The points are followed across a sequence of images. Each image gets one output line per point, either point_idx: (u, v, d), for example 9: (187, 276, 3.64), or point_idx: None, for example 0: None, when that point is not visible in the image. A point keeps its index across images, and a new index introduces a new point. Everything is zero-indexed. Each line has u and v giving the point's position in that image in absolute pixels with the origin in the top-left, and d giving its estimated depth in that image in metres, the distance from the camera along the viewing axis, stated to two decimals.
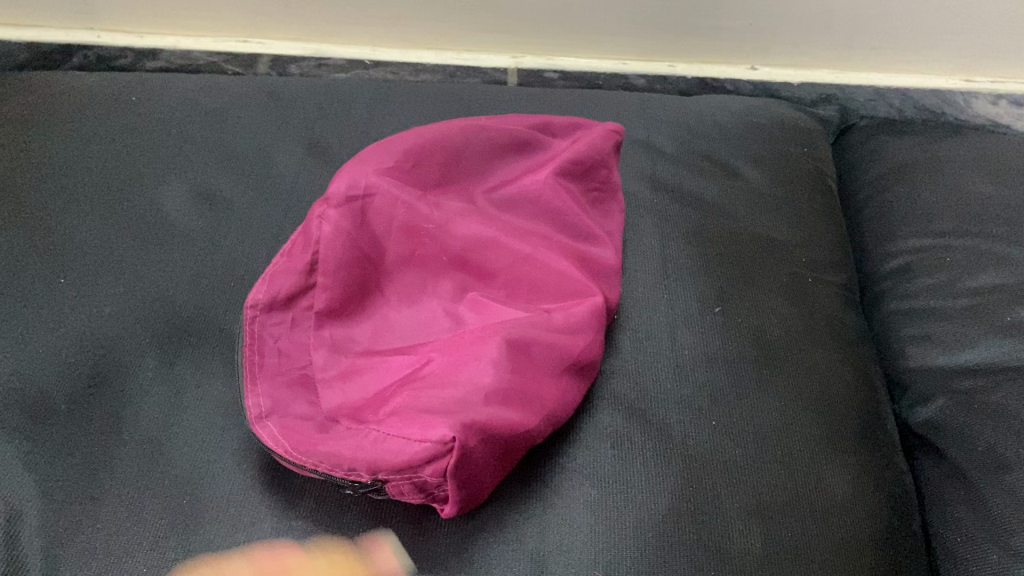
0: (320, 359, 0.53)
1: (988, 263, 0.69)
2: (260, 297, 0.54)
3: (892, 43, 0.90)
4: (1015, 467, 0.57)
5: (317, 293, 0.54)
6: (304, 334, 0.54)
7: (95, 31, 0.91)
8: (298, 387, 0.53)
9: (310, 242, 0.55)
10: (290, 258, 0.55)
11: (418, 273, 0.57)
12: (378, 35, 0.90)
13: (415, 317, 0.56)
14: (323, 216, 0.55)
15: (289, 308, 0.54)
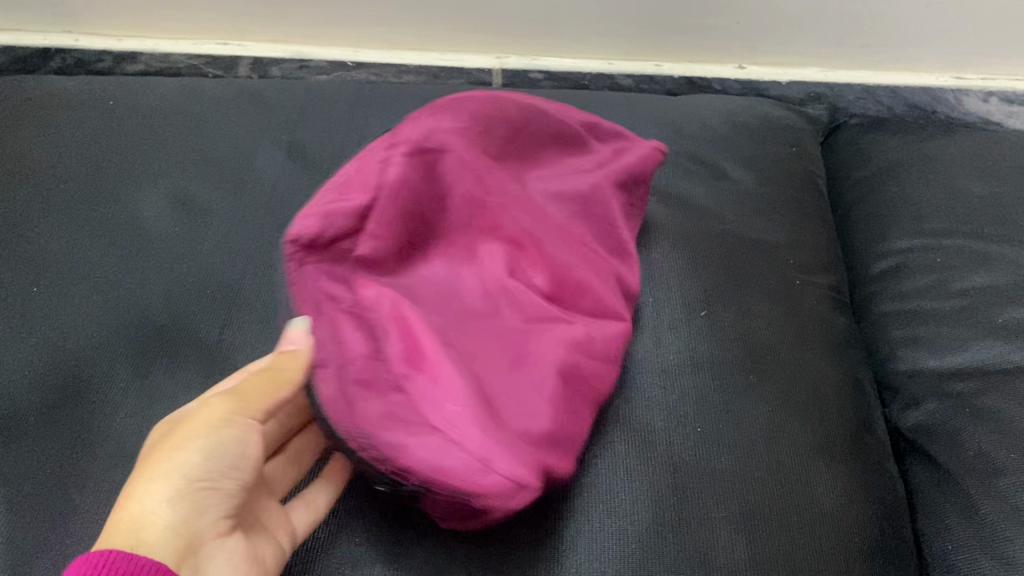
0: (366, 311, 0.48)
1: (979, 263, 0.68)
2: (311, 225, 0.47)
3: (880, 41, 0.89)
4: (1007, 472, 0.55)
5: (368, 238, 0.49)
6: (345, 279, 0.49)
7: (73, 34, 0.90)
8: (344, 329, 0.46)
9: (374, 183, 0.50)
10: (346, 191, 0.49)
11: (465, 250, 0.54)
12: (360, 36, 0.89)
13: (453, 287, 0.53)
14: (393, 160, 0.51)
15: (333, 248, 0.48)
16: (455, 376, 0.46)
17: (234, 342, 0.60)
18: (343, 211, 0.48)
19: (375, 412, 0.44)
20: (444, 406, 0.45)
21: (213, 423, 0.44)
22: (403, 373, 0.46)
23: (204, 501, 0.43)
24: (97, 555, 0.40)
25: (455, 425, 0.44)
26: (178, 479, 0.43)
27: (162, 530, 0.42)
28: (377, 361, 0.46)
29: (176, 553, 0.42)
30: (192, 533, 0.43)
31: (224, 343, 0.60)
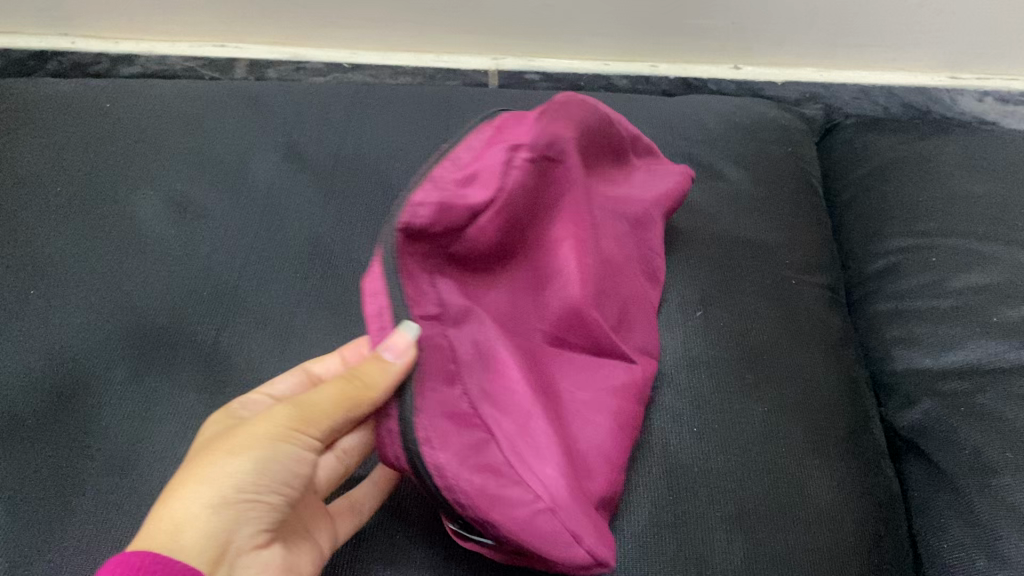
0: (453, 333, 0.46)
1: (975, 263, 0.68)
2: (424, 213, 0.43)
3: (875, 41, 0.89)
4: (1002, 471, 0.55)
5: (471, 243, 0.46)
6: (435, 285, 0.45)
7: (69, 37, 0.90)
8: (436, 350, 0.44)
9: (494, 181, 0.47)
10: (465, 186, 0.46)
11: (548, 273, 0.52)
12: (356, 38, 0.89)
13: (521, 302, 0.50)
14: (514, 159, 0.48)
15: (436, 238, 0.44)
16: (540, 420, 0.45)
17: (230, 344, 0.60)
18: (460, 204, 0.45)
19: (460, 447, 0.42)
20: (528, 450, 0.44)
21: (272, 433, 0.43)
22: (486, 406, 0.45)
23: (248, 510, 0.42)
24: (136, 556, 0.38)
25: (538, 473, 0.43)
26: (225, 485, 0.41)
27: (201, 534, 0.40)
28: (462, 391, 0.44)
29: (210, 562, 0.40)
30: (228, 543, 0.41)
31: (220, 345, 0.60)
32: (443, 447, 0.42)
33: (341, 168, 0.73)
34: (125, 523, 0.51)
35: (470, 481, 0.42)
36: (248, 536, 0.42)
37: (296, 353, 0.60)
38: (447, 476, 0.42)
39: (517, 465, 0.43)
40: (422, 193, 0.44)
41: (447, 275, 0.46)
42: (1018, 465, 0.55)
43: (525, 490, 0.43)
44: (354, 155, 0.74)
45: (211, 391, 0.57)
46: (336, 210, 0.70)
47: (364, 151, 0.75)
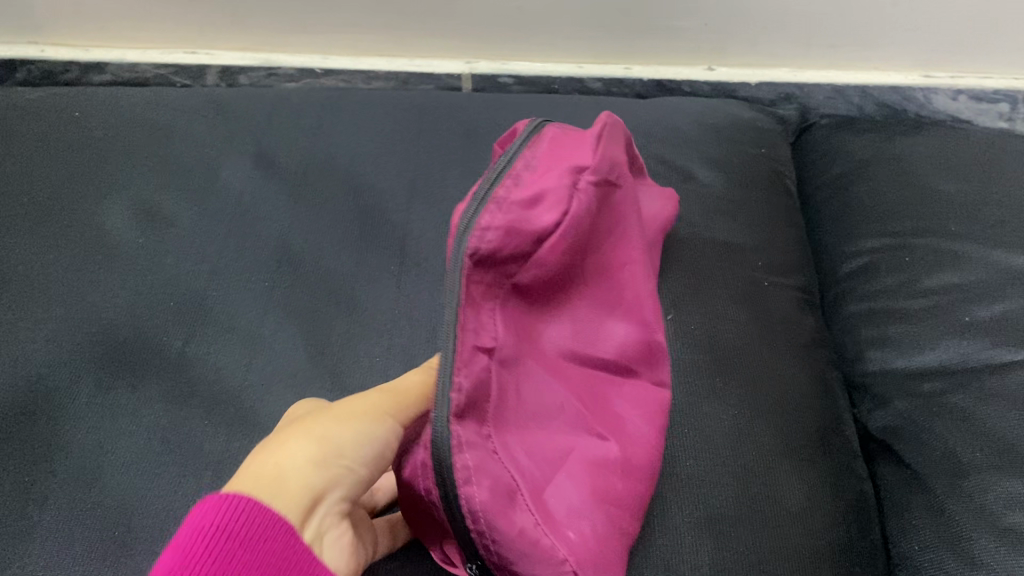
0: (511, 367, 0.46)
1: (946, 262, 0.68)
2: (489, 239, 0.45)
3: (849, 40, 0.89)
4: (973, 473, 0.55)
5: (529, 269, 0.47)
6: (498, 312, 0.46)
7: (38, 45, 0.89)
8: (494, 382, 0.44)
9: (556, 206, 0.47)
10: (528, 211, 0.47)
11: (597, 305, 0.51)
12: (328, 44, 0.89)
13: (574, 335, 0.50)
14: (573, 183, 0.49)
15: (500, 264, 0.45)
16: (573, 472, 0.45)
17: (197, 354, 0.59)
18: (521, 231, 0.46)
19: (497, 493, 0.43)
20: (556, 502, 0.45)
21: (369, 412, 0.44)
22: (528, 450, 0.45)
23: (340, 475, 0.41)
24: (241, 501, 0.36)
25: (562, 528, 0.44)
26: (325, 444, 0.40)
27: (300, 486, 0.39)
28: (509, 431, 0.44)
29: (301, 516, 0.38)
30: (318, 501, 0.39)
31: (187, 356, 0.59)
32: (479, 490, 0.42)
33: (312, 174, 0.73)
34: (88, 539, 0.50)
35: (501, 529, 0.42)
36: (336, 501, 0.41)
37: (265, 362, 0.60)
38: (480, 521, 0.42)
39: (545, 517, 0.44)
40: (489, 216, 0.45)
41: (508, 303, 0.47)
42: (990, 467, 0.55)
43: (550, 544, 0.43)
44: (325, 160, 0.74)
45: (177, 403, 0.57)
46: (307, 216, 0.69)
47: (335, 157, 0.74)
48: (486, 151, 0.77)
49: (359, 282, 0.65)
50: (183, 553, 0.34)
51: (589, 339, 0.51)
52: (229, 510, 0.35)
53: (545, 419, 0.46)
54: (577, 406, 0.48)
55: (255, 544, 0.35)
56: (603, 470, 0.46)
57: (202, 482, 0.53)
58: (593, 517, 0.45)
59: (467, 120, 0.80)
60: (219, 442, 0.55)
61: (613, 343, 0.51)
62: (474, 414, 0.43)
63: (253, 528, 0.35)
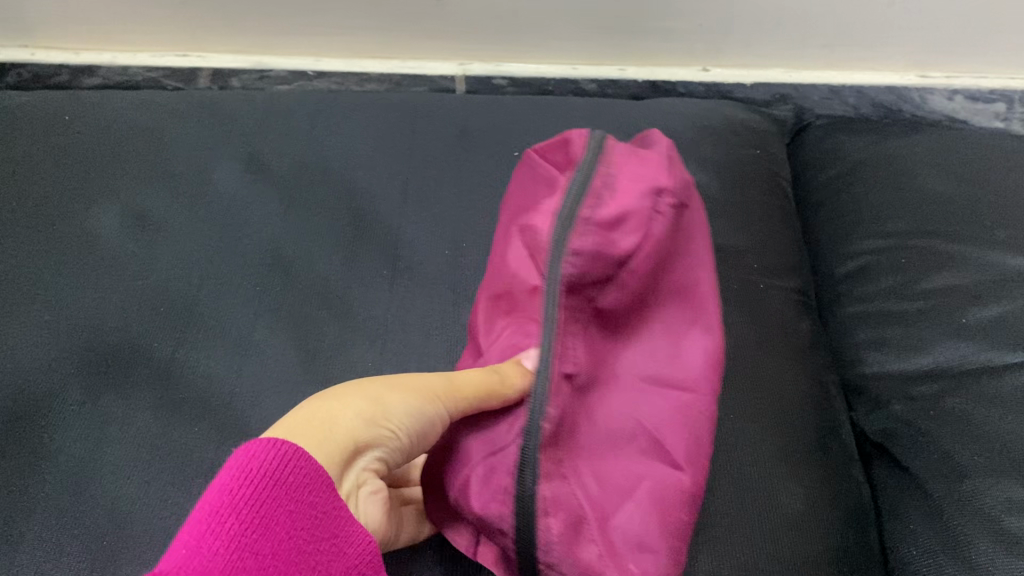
0: (591, 392, 0.48)
1: (943, 263, 0.68)
2: (576, 264, 0.47)
3: (844, 40, 0.89)
4: (971, 476, 0.55)
5: (613, 294, 0.49)
6: (581, 338, 0.48)
7: (28, 49, 0.89)
8: (575, 410, 0.47)
9: (638, 228, 0.47)
10: (610, 234, 0.47)
11: (682, 323, 0.50)
12: (320, 46, 0.89)
13: (652, 356, 0.50)
14: (654, 205, 0.48)
15: (585, 289, 0.48)
16: (641, 502, 0.45)
17: (187, 358, 0.59)
18: (604, 254, 0.47)
19: (569, 524, 0.44)
20: (623, 532, 0.44)
21: (426, 390, 0.45)
22: (600, 479, 0.46)
23: (384, 440, 0.42)
24: (289, 447, 0.36)
25: (625, 559, 0.44)
26: (376, 407, 0.42)
27: (346, 438, 0.40)
28: (584, 457, 0.46)
29: (342, 467, 0.40)
30: (359, 458, 0.41)
31: (178, 361, 0.59)
32: (555, 520, 0.44)
33: (304, 177, 0.72)
34: (77, 548, 0.50)
35: (570, 560, 0.44)
36: (375, 461, 0.42)
37: (256, 367, 0.59)
38: (550, 551, 0.44)
39: (611, 548, 0.44)
40: (578, 240, 0.47)
41: (590, 328, 0.49)
42: (988, 470, 0.54)
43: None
44: (318, 163, 0.74)
45: (167, 408, 0.56)
46: (300, 219, 0.69)
47: (327, 159, 0.74)
48: (480, 153, 0.76)
49: (352, 286, 0.65)
50: (228, 493, 0.34)
51: (666, 359, 0.49)
52: (276, 457, 0.35)
53: (623, 445, 0.47)
54: (654, 432, 0.47)
55: (298, 496, 0.35)
56: (674, 501, 0.45)
57: (192, 489, 0.53)
58: (655, 550, 0.44)
59: (460, 122, 0.79)
60: (209, 448, 0.55)
61: (691, 361, 0.49)
62: (554, 443, 0.45)
63: (298, 478, 0.35)
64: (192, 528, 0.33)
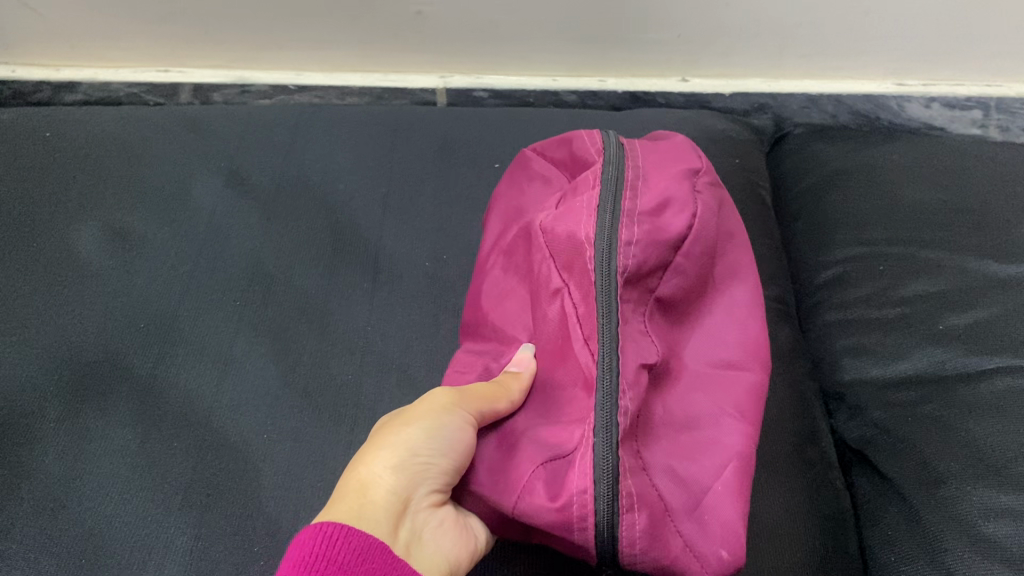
0: (661, 383, 0.47)
1: (920, 271, 0.68)
2: (633, 254, 0.46)
3: (821, 51, 0.89)
4: (949, 482, 0.55)
5: (668, 279, 0.48)
6: (650, 329, 0.47)
7: (9, 66, 0.89)
8: (649, 400, 0.45)
9: (684, 209, 0.48)
10: (661, 223, 0.48)
11: (728, 295, 0.50)
12: (301, 61, 0.89)
13: (707, 335, 0.49)
14: (692, 186, 0.50)
15: (641, 282, 0.47)
16: (727, 483, 0.42)
17: (167, 375, 0.59)
18: (658, 241, 0.47)
19: (653, 516, 0.41)
20: (704, 510, 0.42)
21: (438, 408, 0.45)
22: (676, 465, 0.43)
23: (420, 474, 0.44)
24: (333, 527, 0.40)
25: (714, 542, 0.41)
26: (400, 451, 0.44)
27: (382, 496, 0.43)
28: (658, 445, 0.44)
29: (393, 523, 0.42)
30: (407, 503, 0.43)
31: (157, 378, 0.59)
32: (639, 515, 0.41)
33: (285, 192, 0.72)
34: (55, 567, 0.49)
35: (655, 554, 0.41)
36: (424, 495, 0.44)
37: (235, 383, 0.59)
38: (635, 547, 0.41)
39: (695, 534, 0.42)
40: (628, 231, 0.47)
41: (654, 318, 0.48)
42: (965, 476, 0.55)
43: (700, 568, 0.41)
44: (298, 177, 0.74)
45: (145, 426, 0.56)
46: (279, 235, 0.69)
47: (307, 172, 0.74)
48: (459, 165, 0.77)
49: (332, 299, 0.65)
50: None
51: (732, 343, 0.48)
52: (322, 539, 0.40)
53: (705, 430, 0.45)
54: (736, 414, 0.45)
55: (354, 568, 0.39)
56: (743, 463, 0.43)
57: (170, 507, 0.53)
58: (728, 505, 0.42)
59: (440, 134, 0.79)
60: (187, 465, 0.54)
61: (742, 333, 0.49)
62: (631, 436, 0.43)
63: (348, 554, 0.39)
64: None
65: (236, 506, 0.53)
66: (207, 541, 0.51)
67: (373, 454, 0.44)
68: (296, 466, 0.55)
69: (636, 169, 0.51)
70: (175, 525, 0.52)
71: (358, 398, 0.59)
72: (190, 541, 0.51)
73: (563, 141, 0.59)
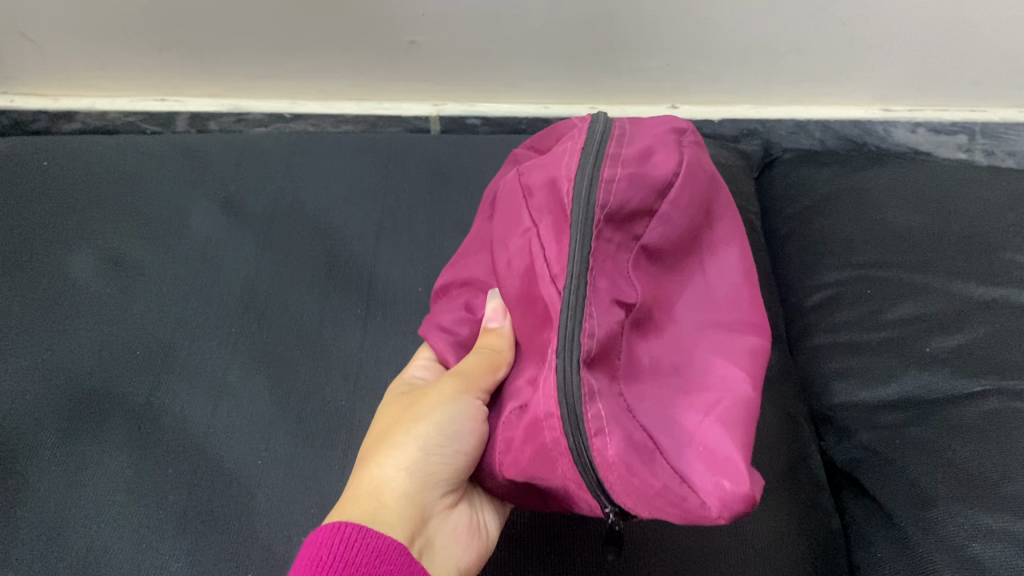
0: (645, 330, 0.44)
1: (907, 294, 0.69)
2: (616, 192, 0.44)
3: (808, 77, 0.91)
4: (936, 503, 0.55)
5: (653, 225, 0.46)
6: (634, 273, 0.45)
7: (8, 95, 0.91)
8: (635, 344, 0.43)
9: (670, 155, 0.46)
10: (646, 167, 0.45)
11: (722, 254, 0.48)
12: (297, 91, 0.91)
13: (700, 290, 0.47)
14: (678, 139, 0.48)
15: (626, 226, 0.45)
16: (720, 418, 0.41)
17: (163, 400, 0.59)
18: (642, 182, 0.45)
19: (632, 445, 0.40)
20: (696, 444, 0.40)
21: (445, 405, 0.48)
22: (661, 405, 0.42)
23: (430, 475, 0.48)
24: (351, 529, 0.44)
25: (711, 475, 0.39)
26: (413, 453, 0.48)
27: (397, 497, 0.47)
28: (642, 387, 0.42)
29: (408, 523, 0.47)
30: (420, 504, 0.48)
31: (153, 404, 0.59)
32: (611, 441, 0.40)
33: (279, 218, 0.73)
34: None
35: (637, 481, 0.40)
36: (436, 496, 0.49)
37: (230, 408, 0.60)
38: (610, 472, 0.40)
39: (688, 468, 0.40)
40: (610, 171, 0.45)
41: (640, 264, 0.45)
42: (951, 497, 0.55)
43: (698, 502, 0.39)
44: (293, 203, 0.75)
45: (141, 451, 0.56)
46: (274, 261, 0.70)
47: (302, 199, 0.75)
48: (453, 192, 0.78)
49: (327, 325, 0.65)
50: (315, 560, 0.43)
51: (723, 298, 0.47)
52: (339, 539, 0.44)
53: (693, 376, 0.43)
54: (727, 364, 0.43)
55: (370, 567, 0.43)
56: (740, 405, 0.41)
57: (166, 533, 0.53)
58: (722, 438, 0.40)
59: (434, 161, 0.81)
60: (182, 491, 0.55)
61: (734, 289, 0.47)
62: (604, 366, 0.41)
63: (365, 555, 0.43)
64: None
65: (230, 531, 0.53)
66: (202, 566, 0.52)
67: (387, 457, 0.48)
68: (290, 491, 0.56)
69: (623, 122, 0.49)
70: (170, 551, 0.52)
71: (353, 423, 0.60)
72: (185, 566, 0.52)
73: (549, 132, 0.60)
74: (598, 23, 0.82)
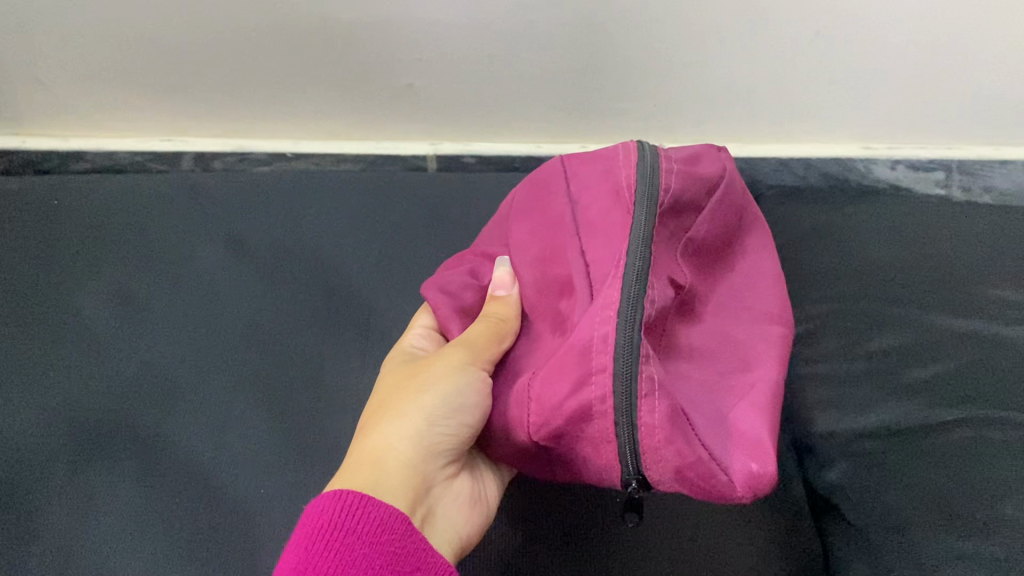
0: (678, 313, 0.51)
1: (882, 327, 0.72)
2: (673, 183, 0.52)
3: (790, 116, 0.94)
4: (911, 530, 0.58)
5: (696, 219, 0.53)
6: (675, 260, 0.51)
7: (19, 136, 0.94)
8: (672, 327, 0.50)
9: (715, 168, 0.55)
10: (694, 172, 0.54)
11: (751, 263, 0.56)
12: (298, 132, 0.94)
13: (731, 291, 0.54)
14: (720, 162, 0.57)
15: (674, 215, 0.52)
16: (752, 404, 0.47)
17: (171, 433, 0.62)
18: (693, 180, 0.53)
19: (674, 414, 0.44)
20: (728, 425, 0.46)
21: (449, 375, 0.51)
22: (690, 392, 0.47)
23: (431, 445, 0.51)
24: (353, 498, 0.47)
25: (743, 456, 0.44)
26: (416, 424, 0.51)
27: (398, 465, 0.50)
28: (680, 365, 0.48)
29: (409, 489, 0.50)
30: (421, 474, 0.51)
31: (161, 436, 0.61)
32: (659, 405, 0.43)
33: (282, 255, 0.76)
34: None
35: (677, 447, 0.43)
36: (436, 466, 0.52)
37: (235, 440, 0.62)
38: (654, 435, 0.43)
39: (721, 447, 0.45)
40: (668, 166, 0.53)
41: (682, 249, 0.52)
42: (928, 526, 0.57)
43: (726, 480, 0.44)
44: (295, 241, 0.77)
45: (151, 481, 0.59)
46: (276, 297, 0.72)
47: (303, 237, 0.78)
48: (448, 230, 0.81)
49: (327, 359, 0.68)
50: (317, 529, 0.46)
51: (751, 300, 0.53)
52: (341, 507, 0.46)
53: (725, 361, 0.49)
54: (755, 359, 0.50)
55: (371, 534, 0.46)
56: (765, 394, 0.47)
57: (173, 561, 0.55)
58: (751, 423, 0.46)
59: (430, 200, 0.83)
60: (190, 520, 0.57)
61: (763, 295, 0.54)
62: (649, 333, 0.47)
63: (366, 524, 0.46)
64: (295, 552, 0.45)
65: (235, 560, 0.56)
66: None
67: (389, 428, 0.51)
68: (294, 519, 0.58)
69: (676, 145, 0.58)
70: None
71: None
72: None
73: None
74: (588, 66, 0.86)
